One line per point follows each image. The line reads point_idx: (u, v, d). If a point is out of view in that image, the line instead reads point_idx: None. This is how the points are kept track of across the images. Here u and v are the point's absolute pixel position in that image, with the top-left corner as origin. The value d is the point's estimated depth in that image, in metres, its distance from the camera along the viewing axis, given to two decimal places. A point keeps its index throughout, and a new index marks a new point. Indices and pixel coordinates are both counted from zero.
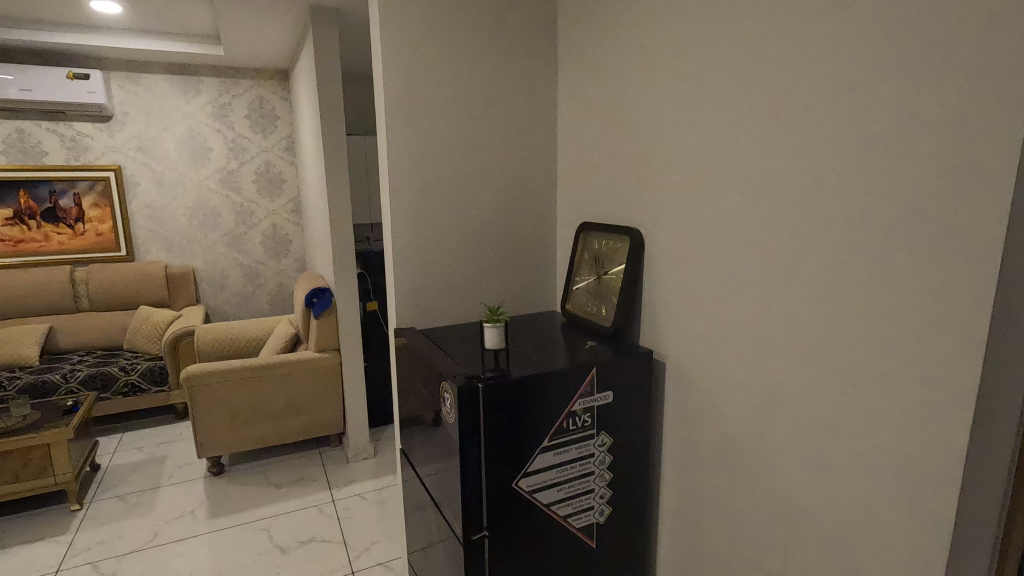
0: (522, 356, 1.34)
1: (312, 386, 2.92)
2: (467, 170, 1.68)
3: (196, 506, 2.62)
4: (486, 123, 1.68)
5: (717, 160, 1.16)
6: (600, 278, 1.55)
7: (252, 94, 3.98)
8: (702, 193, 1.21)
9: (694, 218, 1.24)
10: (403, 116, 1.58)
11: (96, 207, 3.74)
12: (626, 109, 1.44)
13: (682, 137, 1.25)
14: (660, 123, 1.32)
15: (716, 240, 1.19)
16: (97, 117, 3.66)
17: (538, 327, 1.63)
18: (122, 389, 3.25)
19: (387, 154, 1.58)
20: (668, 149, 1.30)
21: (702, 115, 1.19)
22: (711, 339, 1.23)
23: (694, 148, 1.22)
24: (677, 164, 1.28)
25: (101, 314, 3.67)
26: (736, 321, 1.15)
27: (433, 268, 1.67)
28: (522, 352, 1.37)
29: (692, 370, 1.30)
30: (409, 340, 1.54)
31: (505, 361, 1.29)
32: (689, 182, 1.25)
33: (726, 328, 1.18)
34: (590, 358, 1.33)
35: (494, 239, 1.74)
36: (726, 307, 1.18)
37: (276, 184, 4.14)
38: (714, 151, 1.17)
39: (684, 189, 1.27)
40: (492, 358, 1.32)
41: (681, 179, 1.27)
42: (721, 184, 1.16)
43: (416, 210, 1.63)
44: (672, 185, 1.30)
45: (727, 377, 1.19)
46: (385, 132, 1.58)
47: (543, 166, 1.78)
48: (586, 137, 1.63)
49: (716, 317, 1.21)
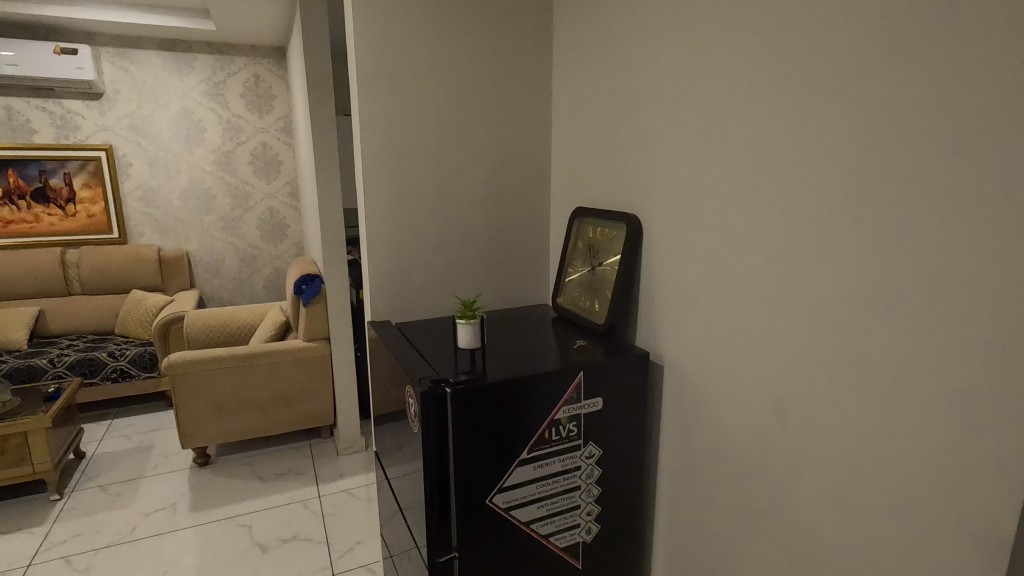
0: (502, 357, 1.19)
1: (300, 376, 2.81)
2: (451, 151, 1.53)
3: (178, 499, 2.53)
4: (472, 96, 1.53)
5: (726, 136, 1.00)
6: (594, 270, 1.40)
7: (248, 72, 3.85)
8: (708, 174, 1.05)
9: (699, 202, 1.08)
10: (378, 89, 1.44)
11: (87, 187, 3.64)
12: (625, 81, 1.27)
13: (686, 110, 1.09)
14: (663, 95, 1.15)
15: (723, 230, 1.03)
16: (87, 94, 3.55)
17: (523, 325, 1.48)
18: (111, 375, 3.18)
19: (360, 131, 1.44)
20: (670, 126, 1.14)
21: (709, 84, 1.03)
22: (716, 343, 1.07)
23: (700, 122, 1.06)
24: (680, 142, 1.12)
25: (93, 298, 3.60)
26: (744, 323, 0.99)
27: (413, 257, 1.53)
28: (503, 352, 1.23)
29: (692, 375, 1.15)
30: (380, 335, 1.40)
31: (481, 362, 1.16)
32: (694, 162, 1.08)
33: (733, 331, 1.02)
34: (579, 360, 1.18)
35: (481, 227, 1.60)
36: (733, 305, 1.02)
37: (273, 165, 4.03)
38: (723, 124, 1.00)
39: (687, 169, 1.10)
40: (465, 358, 1.17)
41: (684, 157, 1.11)
42: (729, 163, 1.00)
43: (393, 193, 1.49)
44: (674, 165, 1.14)
45: (732, 387, 1.03)
46: (357, 106, 1.43)
47: (536, 145, 1.62)
48: (582, 113, 1.47)
49: (721, 317, 1.05)
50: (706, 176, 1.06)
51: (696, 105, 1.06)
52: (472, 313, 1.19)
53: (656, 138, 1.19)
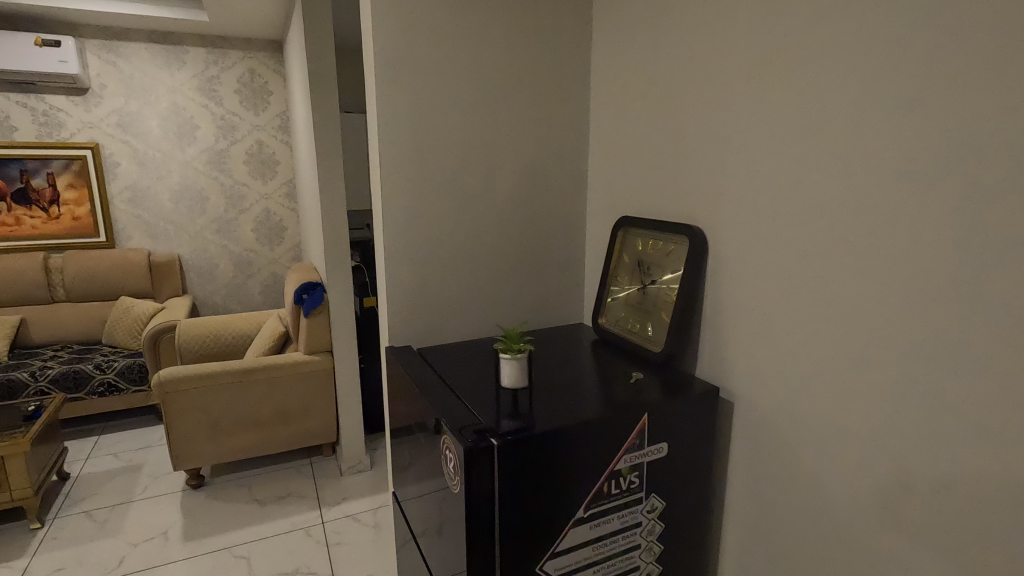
0: (550, 396, 1.02)
1: (302, 392, 2.62)
2: (478, 153, 1.35)
3: (170, 526, 2.34)
4: (502, 92, 1.35)
5: (833, 137, 0.82)
6: (646, 289, 1.23)
7: (243, 66, 3.65)
8: (805, 183, 0.88)
9: (789, 216, 0.91)
10: (397, 82, 1.25)
11: (71, 187, 3.43)
12: (687, 73, 1.10)
13: (774, 106, 0.92)
14: (740, 89, 0.98)
15: (824, 251, 0.85)
16: (71, 89, 3.33)
17: (562, 350, 1.31)
18: (98, 389, 2.98)
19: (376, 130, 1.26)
20: (748, 126, 0.97)
21: (809, 75, 0.85)
22: (809, 384, 0.90)
23: (795, 121, 0.88)
24: (763, 144, 0.94)
25: (78, 305, 3.39)
26: (852, 364, 0.82)
27: (435, 273, 1.36)
28: (549, 389, 1.06)
29: (773, 417, 0.98)
30: (400, 362, 1.22)
31: (528, 402, 0.98)
32: (783, 168, 0.91)
33: (833, 373, 0.86)
34: (639, 399, 1.02)
35: (510, 239, 1.42)
36: (836, 341, 0.85)
37: (269, 165, 3.83)
38: (827, 124, 0.83)
39: (773, 178, 0.93)
40: (506, 398, 1.00)
41: (768, 162, 0.94)
42: (835, 170, 0.82)
43: (414, 202, 1.31)
44: (754, 170, 0.97)
45: (833, 439, 0.87)
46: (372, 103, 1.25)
47: (571, 147, 1.45)
48: (628, 111, 1.30)
49: (818, 355, 0.88)
50: (799, 185, 0.88)
51: (790, 99, 0.89)
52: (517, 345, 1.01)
53: (728, 140, 1.02)
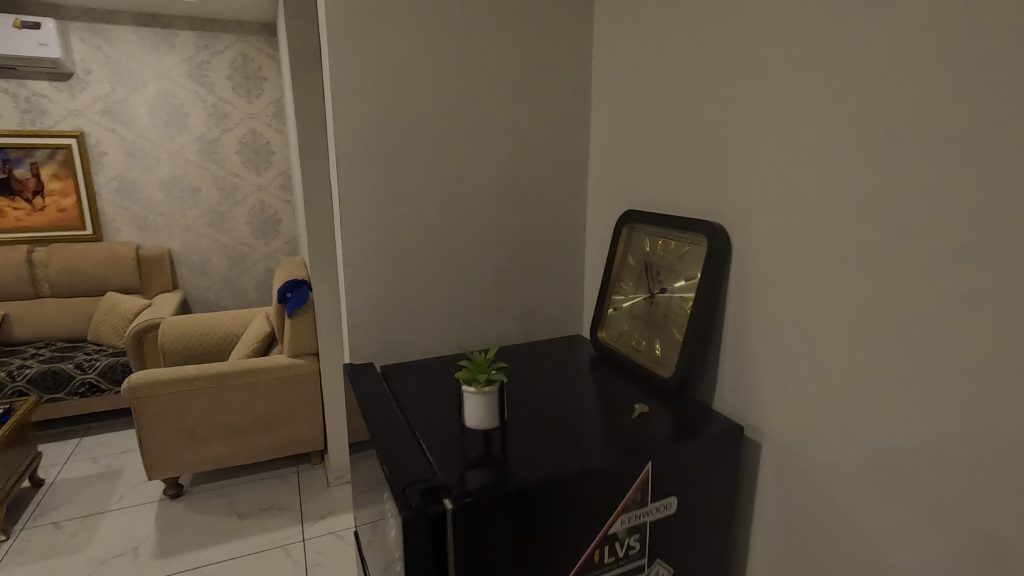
0: (531, 437, 0.82)
1: (286, 398, 2.45)
2: (459, 137, 1.15)
3: (141, 541, 2.18)
4: (487, 65, 1.14)
5: (920, 104, 0.62)
6: (655, 298, 1.02)
7: (235, 51, 3.48)
8: (875, 167, 0.67)
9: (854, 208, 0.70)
10: (360, 53, 1.06)
11: (56, 178, 3.29)
12: (716, 36, 0.89)
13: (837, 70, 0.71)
14: (787, 53, 0.78)
15: (904, 256, 0.65)
16: (53, 74, 3.18)
17: (552, 370, 1.10)
18: (79, 390, 2.82)
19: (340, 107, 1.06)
20: (796, 98, 0.76)
21: (885, 25, 0.65)
22: (879, 428, 0.69)
23: (863, 86, 0.67)
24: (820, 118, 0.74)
25: (63, 301, 3.25)
26: (941, 406, 0.62)
27: (404, 279, 1.16)
28: (531, 427, 0.85)
29: (820, 463, 0.78)
30: (356, 385, 1.03)
31: (501, 447, 0.78)
32: (843, 150, 0.70)
33: (914, 413, 0.66)
34: (642, 443, 0.81)
35: (496, 238, 1.21)
36: (917, 373, 0.64)
37: (263, 155, 3.66)
38: (911, 86, 0.63)
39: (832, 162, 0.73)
40: (473, 440, 0.80)
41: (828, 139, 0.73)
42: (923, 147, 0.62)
43: (378, 195, 1.12)
44: (806, 151, 0.76)
45: (911, 500, 0.66)
46: (335, 75, 1.05)
47: (571, 131, 1.23)
48: (637, 86, 1.08)
49: (888, 388, 0.68)
50: (868, 168, 0.68)
51: (859, 58, 0.68)
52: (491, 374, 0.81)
53: (769, 115, 0.81)
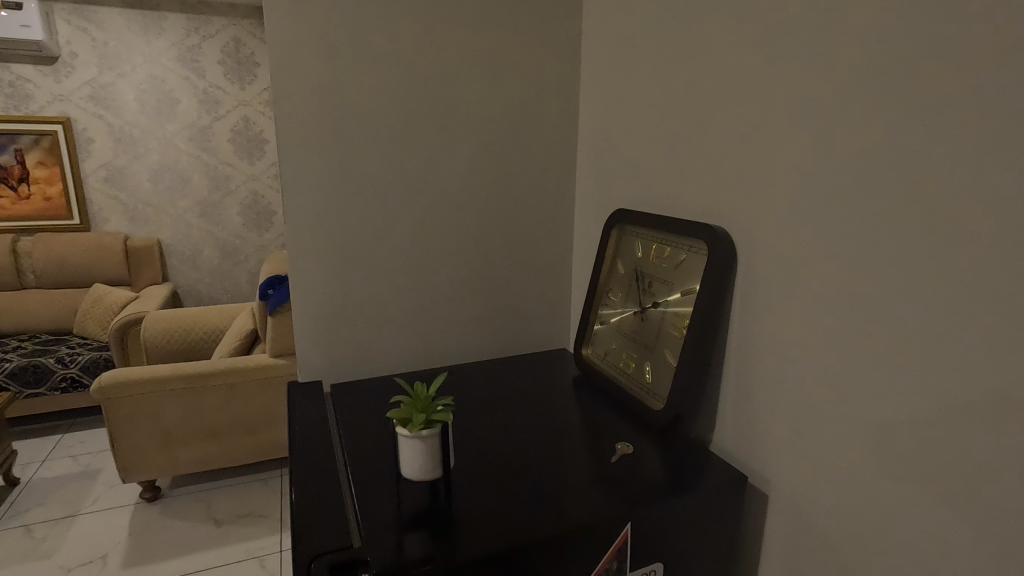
0: (487, 488, 0.68)
1: (267, 400, 2.33)
2: (432, 128, 1.02)
3: (110, 548, 2.07)
4: (462, 48, 1.01)
5: (980, 96, 0.49)
6: (647, 313, 0.87)
7: (227, 35, 3.35)
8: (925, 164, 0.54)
9: (888, 224, 0.57)
10: (316, 28, 0.92)
11: (42, 165, 3.20)
12: (726, 10, 0.75)
13: (872, 51, 0.58)
14: (809, 30, 0.64)
15: (956, 280, 0.52)
16: (38, 58, 3.08)
17: (526, 397, 0.97)
18: (60, 384, 2.71)
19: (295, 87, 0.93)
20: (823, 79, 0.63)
21: None
22: (923, 486, 0.56)
23: (914, 61, 0.54)
24: (842, 113, 0.61)
25: (49, 293, 3.16)
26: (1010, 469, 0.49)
27: (364, 286, 1.04)
28: (489, 475, 0.72)
29: (836, 524, 0.65)
30: (297, 413, 0.90)
31: (450, 504, 0.65)
32: (885, 142, 0.57)
33: (967, 480, 0.52)
34: (621, 499, 0.67)
35: (472, 242, 1.09)
36: (969, 427, 0.51)
37: (256, 144, 3.53)
38: (967, 72, 0.50)
39: (859, 165, 0.60)
40: (419, 495, 0.67)
41: (857, 139, 0.60)
42: (988, 149, 0.49)
43: (334, 192, 0.98)
44: (831, 152, 0.63)
45: None
46: (288, 50, 0.91)
47: (556, 122, 1.11)
48: (632, 73, 0.95)
49: (932, 442, 0.55)
50: (909, 172, 0.55)
51: (897, 38, 0.55)
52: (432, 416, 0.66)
53: (787, 106, 0.68)
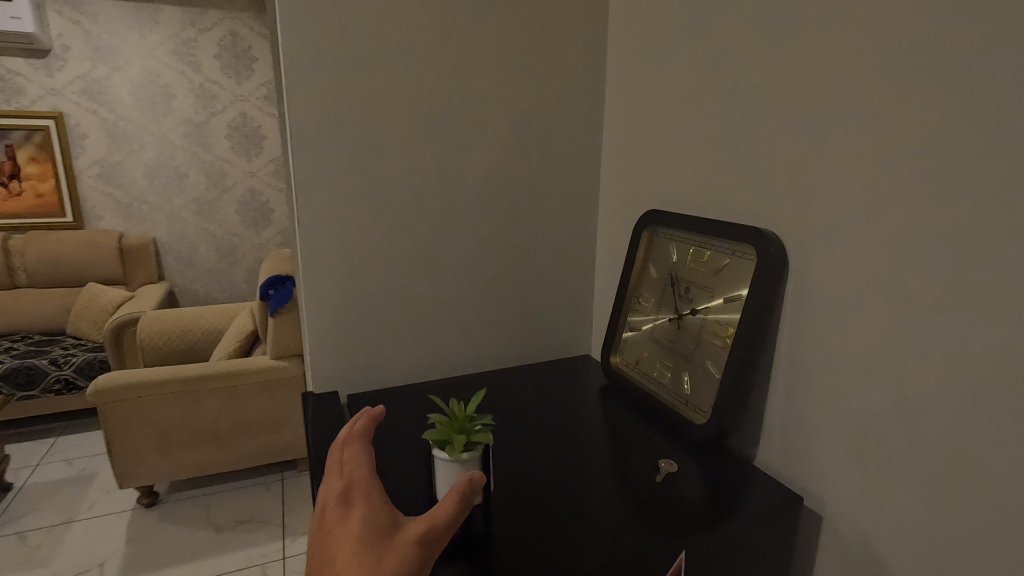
0: (530, 523, 0.66)
1: (268, 404, 2.27)
2: (453, 124, 0.97)
3: (108, 556, 2.01)
4: (484, 40, 0.96)
5: None
6: (684, 320, 0.83)
7: (224, 28, 3.28)
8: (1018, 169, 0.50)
9: (975, 229, 0.53)
10: (333, 18, 0.87)
11: (33, 161, 3.12)
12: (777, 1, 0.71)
13: (957, 41, 0.53)
14: (877, 20, 0.60)
15: None
16: (29, 51, 3.00)
17: (555, 412, 0.93)
18: (53, 387, 2.64)
19: (311, 80, 0.87)
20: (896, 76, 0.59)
21: None
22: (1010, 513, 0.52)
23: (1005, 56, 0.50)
24: (917, 109, 0.57)
25: (41, 292, 3.08)
26: None
27: (382, 290, 0.99)
28: (522, 504, 0.69)
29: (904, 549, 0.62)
30: (314, 433, 0.86)
31: (488, 538, 0.63)
32: (970, 144, 0.53)
33: None
34: (669, 531, 0.64)
35: (494, 244, 1.05)
36: None
37: (253, 140, 3.46)
38: None
39: (938, 166, 0.56)
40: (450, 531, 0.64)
41: (935, 138, 0.56)
42: None
43: (351, 191, 0.93)
44: (905, 150, 0.58)
45: None
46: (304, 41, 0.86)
47: (582, 120, 1.07)
48: (666, 66, 0.91)
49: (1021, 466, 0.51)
50: (999, 180, 0.51)
51: (987, 27, 0.51)
52: (470, 437, 0.63)
53: (850, 102, 0.64)
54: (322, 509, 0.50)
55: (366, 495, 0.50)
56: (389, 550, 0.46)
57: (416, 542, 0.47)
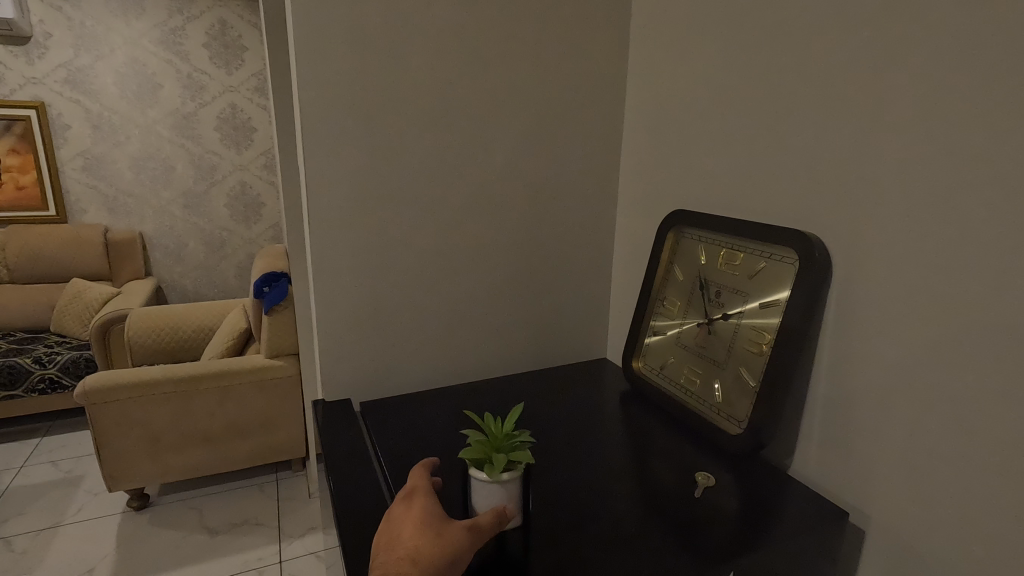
0: (568, 550, 0.62)
1: (264, 403, 2.21)
2: (471, 121, 0.93)
3: (98, 561, 1.95)
4: (505, 33, 0.92)
5: None
6: (715, 326, 0.80)
7: (213, 17, 3.18)
8: None
9: None
10: (348, 8, 0.82)
11: (13, 153, 3.01)
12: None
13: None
14: (938, 16, 0.57)
15: None
16: (8, 38, 2.88)
17: (578, 418, 0.90)
18: (37, 386, 2.55)
19: (324, 72, 0.83)
20: (959, 75, 0.56)
21: None
22: None
23: None
24: (985, 112, 0.54)
25: (23, 288, 2.98)
26: None
27: (396, 293, 0.95)
28: (558, 527, 0.66)
29: (951, 563, 0.60)
30: (328, 443, 0.82)
31: (523, 566, 0.60)
32: None
33: None
34: (716, 552, 0.61)
35: (510, 245, 1.01)
36: None
37: (243, 131, 3.37)
38: None
39: (1008, 169, 0.53)
40: (481, 554, 0.62)
41: (1002, 140, 0.53)
42: None
43: (364, 190, 0.89)
44: (964, 154, 0.56)
45: None
46: (318, 31, 0.81)
47: (602, 116, 1.03)
48: (695, 63, 0.87)
49: None
50: None
51: None
52: (510, 455, 0.62)
53: (902, 101, 0.61)
54: (388, 514, 0.58)
55: (424, 492, 0.59)
56: (447, 529, 0.54)
57: (468, 528, 0.55)
